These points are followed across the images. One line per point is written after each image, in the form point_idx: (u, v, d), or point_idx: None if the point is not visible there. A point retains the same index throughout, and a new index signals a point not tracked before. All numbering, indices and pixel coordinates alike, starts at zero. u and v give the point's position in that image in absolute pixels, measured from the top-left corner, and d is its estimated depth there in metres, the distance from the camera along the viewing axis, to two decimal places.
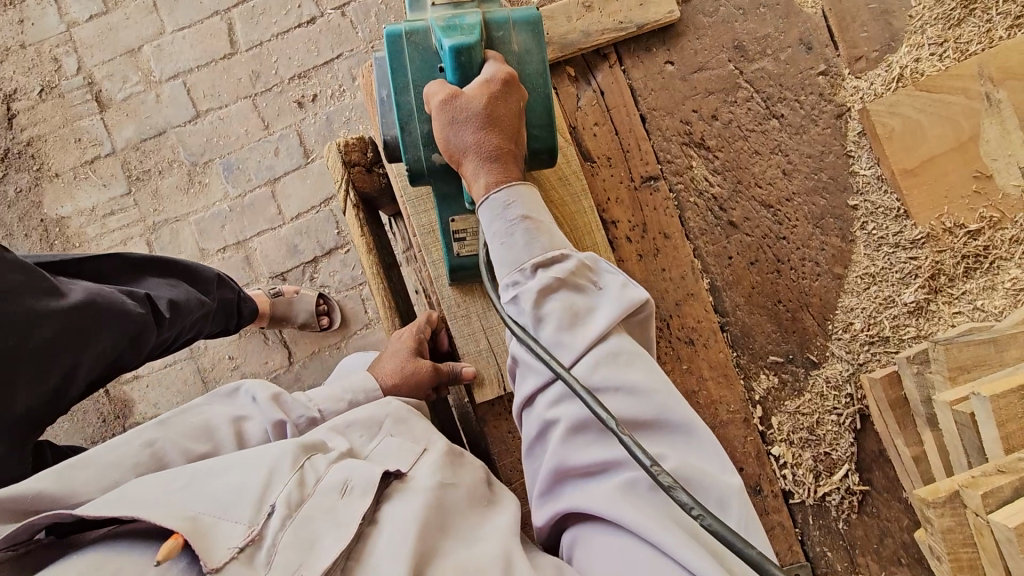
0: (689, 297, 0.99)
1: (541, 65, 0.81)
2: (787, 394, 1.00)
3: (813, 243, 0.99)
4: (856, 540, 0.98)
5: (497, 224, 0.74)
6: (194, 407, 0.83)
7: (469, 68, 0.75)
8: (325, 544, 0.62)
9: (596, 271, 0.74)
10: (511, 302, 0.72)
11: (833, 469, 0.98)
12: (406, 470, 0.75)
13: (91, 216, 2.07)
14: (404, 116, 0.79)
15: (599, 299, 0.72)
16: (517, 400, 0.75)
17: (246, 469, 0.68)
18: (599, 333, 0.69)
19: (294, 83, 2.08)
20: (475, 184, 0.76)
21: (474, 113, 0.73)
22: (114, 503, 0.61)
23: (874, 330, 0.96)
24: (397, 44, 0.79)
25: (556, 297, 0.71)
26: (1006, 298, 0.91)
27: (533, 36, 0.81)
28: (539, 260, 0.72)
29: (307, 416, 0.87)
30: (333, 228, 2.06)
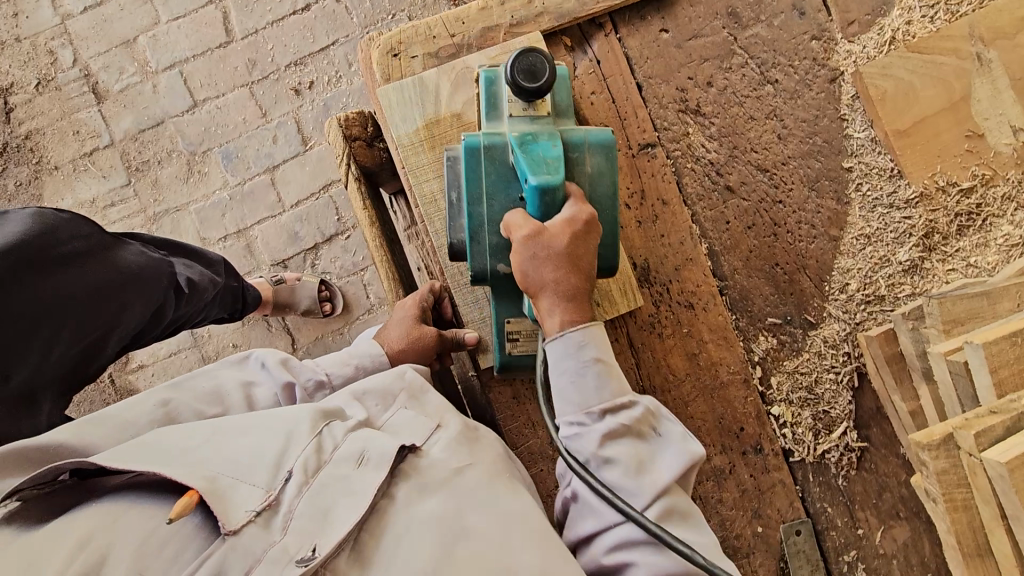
0: (688, 262, 1.00)
1: (612, 187, 0.82)
2: (786, 354, 1.01)
3: (808, 206, 1.01)
4: (855, 496, 1.01)
5: (569, 362, 0.73)
6: (204, 371, 0.85)
7: (551, 205, 0.75)
8: (340, 514, 0.64)
9: (657, 419, 0.75)
10: (573, 439, 0.73)
11: (832, 427, 1.01)
12: (420, 444, 0.77)
13: (92, 208, 2.08)
14: (473, 227, 0.81)
15: (661, 448, 0.73)
16: (575, 537, 0.76)
17: (265, 436, 0.70)
18: (665, 485, 0.70)
19: (290, 70, 2.09)
20: (546, 317, 0.75)
21: (555, 252, 0.73)
22: (132, 457, 0.63)
23: (870, 290, 0.98)
24: (475, 156, 0.80)
25: (622, 442, 0.72)
26: (998, 254, 0.94)
27: (606, 159, 0.82)
28: (607, 404, 0.73)
29: (315, 380, 0.89)
30: (334, 214, 2.08)
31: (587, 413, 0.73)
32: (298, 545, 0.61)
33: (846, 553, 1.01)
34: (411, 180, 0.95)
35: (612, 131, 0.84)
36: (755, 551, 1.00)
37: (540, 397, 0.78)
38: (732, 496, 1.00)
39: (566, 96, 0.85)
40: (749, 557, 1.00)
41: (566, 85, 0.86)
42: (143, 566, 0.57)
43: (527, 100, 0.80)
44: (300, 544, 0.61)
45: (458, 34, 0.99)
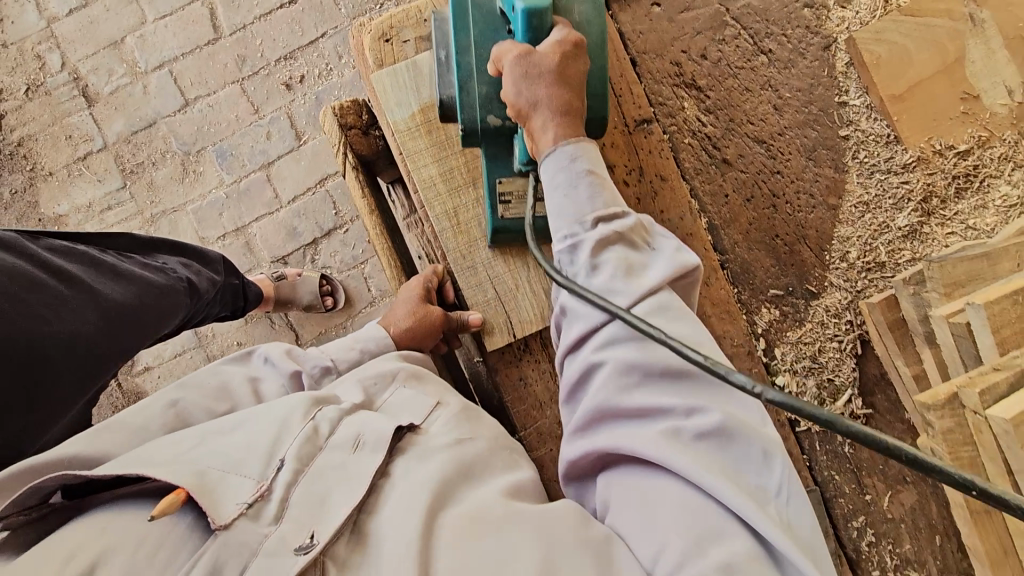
0: (690, 237, 0.99)
1: (601, 36, 0.79)
2: (789, 325, 1.02)
3: (807, 176, 1.01)
4: (862, 462, 1.03)
5: (560, 176, 0.70)
6: (208, 368, 0.85)
7: (540, 29, 0.73)
8: (335, 498, 0.64)
9: (650, 235, 0.71)
10: (564, 251, 0.69)
11: (837, 394, 1.01)
12: (419, 423, 0.77)
13: (89, 212, 2.08)
14: (463, 77, 0.78)
15: (653, 258, 0.69)
16: (561, 351, 0.71)
17: (260, 426, 0.71)
18: (653, 286, 0.65)
19: (280, 65, 2.08)
20: (541, 138, 0.72)
21: (547, 69, 0.71)
22: (130, 462, 0.65)
23: (870, 257, 0.99)
24: (463, 4, 0.78)
25: (613, 250, 0.67)
26: (996, 214, 0.95)
27: (596, 7, 0.79)
28: (598, 212, 0.68)
29: (321, 367, 0.91)
30: (331, 208, 2.08)
31: (578, 223, 0.69)
32: (294, 534, 0.60)
33: (854, 519, 1.03)
34: (409, 165, 0.94)
35: None
36: None
37: (531, 237, 0.74)
38: None
39: None
40: None
41: None
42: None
43: None
44: (298, 533, 0.60)
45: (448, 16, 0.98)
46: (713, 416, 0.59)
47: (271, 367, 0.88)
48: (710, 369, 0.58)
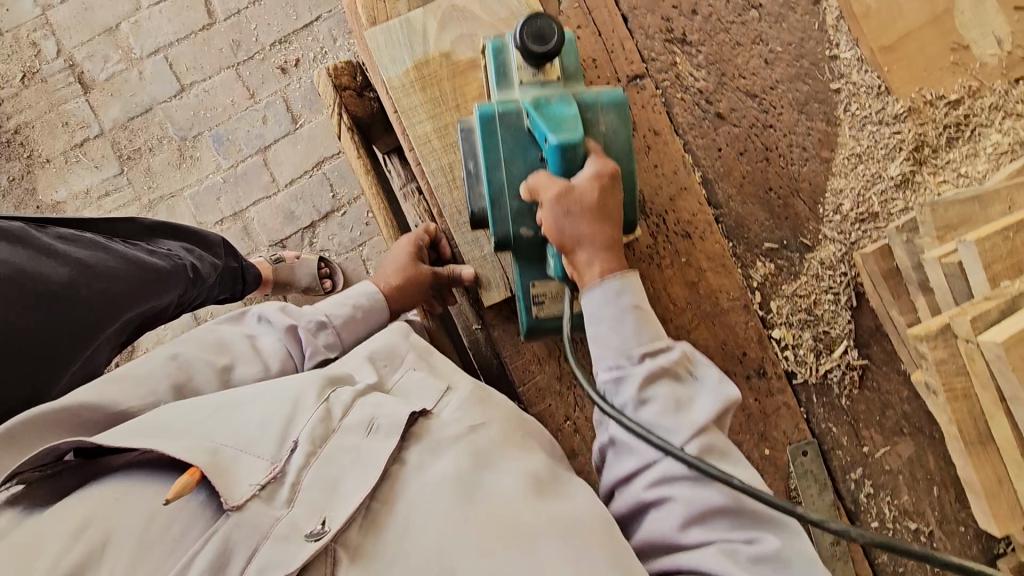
0: (683, 191, 1.01)
1: (628, 144, 0.81)
2: (784, 278, 1.02)
3: (799, 129, 1.01)
4: (859, 414, 1.03)
5: (607, 309, 0.74)
6: (203, 327, 0.86)
7: (574, 162, 0.75)
8: (348, 485, 0.65)
9: (692, 362, 0.76)
10: (610, 383, 0.74)
11: (833, 346, 1.02)
12: (431, 407, 0.77)
13: (87, 198, 2.08)
14: (495, 194, 0.82)
15: (697, 390, 0.73)
16: (610, 477, 0.76)
17: (273, 404, 0.71)
18: (703, 424, 0.70)
19: (275, 49, 2.09)
20: (584, 271, 0.76)
21: (588, 206, 0.73)
22: (145, 433, 0.65)
23: (863, 208, 1.00)
24: (490, 124, 0.80)
25: (659, 385, 0.72)
26: (988, 162, 0.96)
27: (623, 118, 0.81)
28: (645, 349, 0.73)
29: (315, 320, 0.91)
30: (328, 191, 2.08)
31: (625, 356, 0.73)
32: (307, 518, 0.62)
33: (853, 471, 1.03)
34: (404, 122, 0.95)
35: (625, 88, 0.83)
36: (763, 473, 1.01)
37: (568, 344, 0.78)
38: (738, 421, 1.01)
39: (575, 59, 0.84)
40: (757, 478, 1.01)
41: (574, 48, 0.85)
42: (138, 558, 0.57)
43: (535, 63, 0.79)
44: (310, 518, 0.62)
45: None
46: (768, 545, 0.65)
47: (267, 324, 0.89)
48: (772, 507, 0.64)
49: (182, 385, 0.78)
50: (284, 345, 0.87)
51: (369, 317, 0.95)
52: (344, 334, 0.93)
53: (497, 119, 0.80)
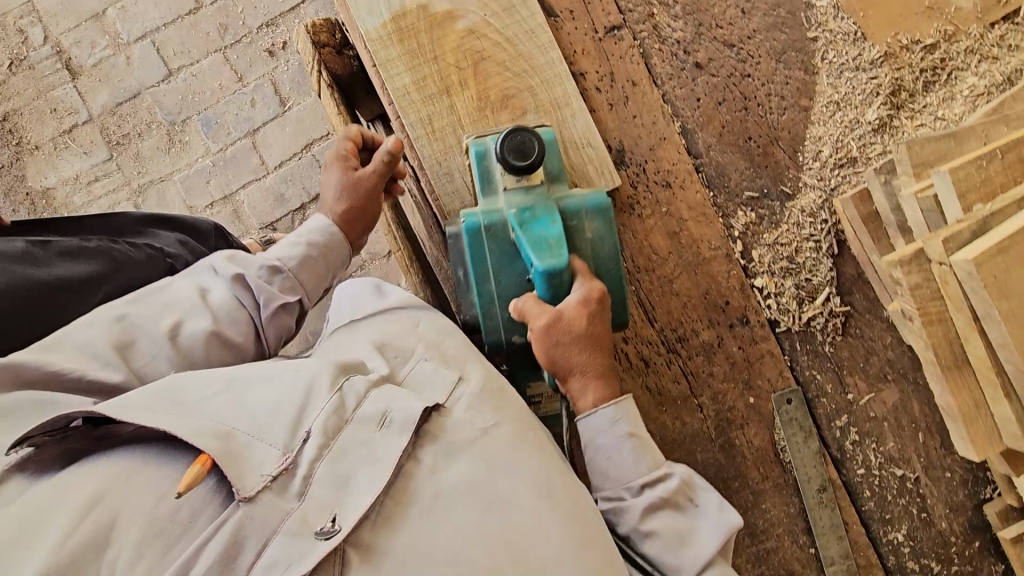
0: (662, 141, 1.01)
1: (613, 250, 0.85)
2: (765, 227, 1.02)
3: (777, 78, 1.02)
4: (844, 362, 1.03)
5: (603, 437, 0.77)
6: (157, 287, 0.83)
7: (561, 287, 0.79)
8: (361, 481, 0.64)
9: (694, 487, 0.77)
10: (611, 512, 0.76)
11: (815, 294, 1.02)
12: (443, 402, 0.74)
13: (76, 184, 2.08)
14: (485, 303, 0.85)
15: (700, 519, 0.74)
16: None
17: (283, 391, 0.69)
18: (704, 562, 0.71)
19: (263, 32, 2.09)
20: (579, 398, 0.80)
21: (576, 334, 0.77)
22: (154, 410, 0.64)
23: (842, 153, 1.00)
24: (477, 236, 0.84)
25: (660, 516, 0.73)
26: (965, 105, 0.97)
27: (606, 220, 0.86)
28: (643, 480, 0.75)
29: (266, 266, 0.88)
30: (317, 172, 2.08)
31: (627, 487, 0.76)
32: (318, 516, 0.61)
33: (838, 419, 1.03)
34: (382, 74, 0.95)
35: (607, 192, 0.87)
36: (749, 422, 1.02)
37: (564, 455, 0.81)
38: (723, 370, 1.02)
39: (558, 161, 0.88)
40: (743, 427, 1.02)
41: (556, 149, 0.89)
42: (146, 546, 0.57)
43: (519, 175, 0.83)
44: (320, 516, 0.61)
45: None
46: None
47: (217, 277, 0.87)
48: None
49: (126, 345, 0.77)
50: (236, 294, 0.85)
51: (326, 256, 0.93)
52: (301, 275, 0.91)
53: (485, 232, 0.84)
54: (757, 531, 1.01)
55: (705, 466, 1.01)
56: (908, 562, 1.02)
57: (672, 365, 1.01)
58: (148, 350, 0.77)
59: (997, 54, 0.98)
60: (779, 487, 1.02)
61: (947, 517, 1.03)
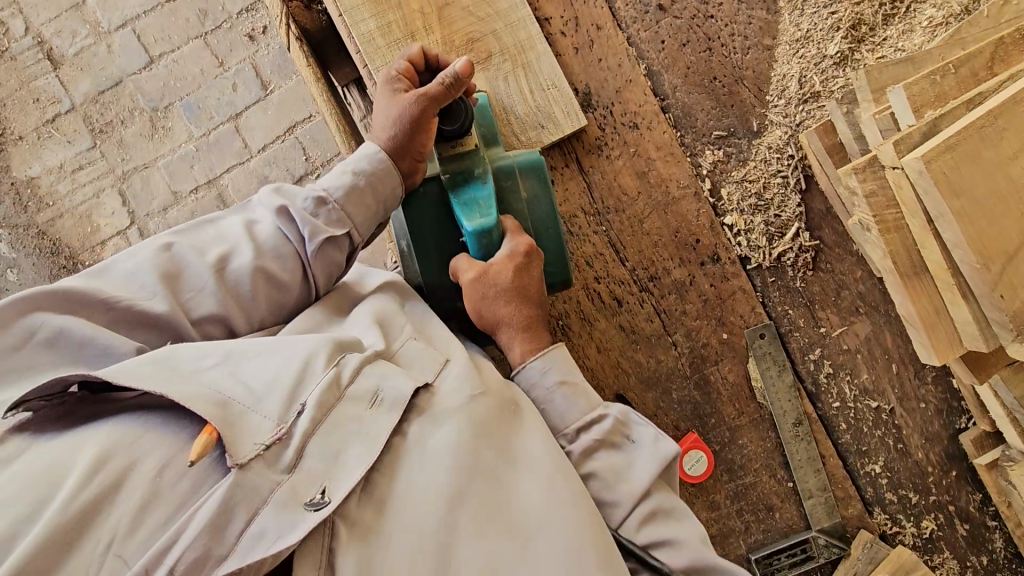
0: (628, 83, 1.03)
1: (549, 207, 0.90)
2: (733, 165, 1.04)
3: (740, 18, 1.03)
4: (815, 296, 1.04)
5: (537, 389, 0.82)
6: (210, 221, 0.83)
7: (491, 244, 0.84)
8: (352, 457, 0.67)
9: (630, 425, 0.80)
10: None
11: (785, 230, 1.03)
12: (432, 380, 0.76)
13: (61, 173, 2.09)
14: (425, 270, 0.90)
15: (637, 453, 0.78)
16: None
17: (278, 365, 0.69)
18: (642, 493, 0.75)
19: (242, 17, 2.10)
20: (510, 350, 0.85)
21: (504, 289, 0.83)
22: (150, 378, 0.63)
23: (805, 89, 1.01)
24: (413, 203, 0.90)
25: (597, 456, 0.78)
26: (924, 35, 0.97)
27: (539, 180, 0.91)
28: (578, 424, 0.79)
29: (313, 197, 0.82)
30: (301, 154, 2.08)
31: (564, 432, 0.80)
32: (307, 488, 0.64)
33: (811, 352, 1.04)
34: (347, 22, 0.97)
35: (540, 151, 0.92)
36: (723, 358, 1.03)
37: None
38: (696, 307, 1.03)
39: (491, 124, 0.92)
40: (717, 363, 1.03)
41: (490, 113, 0.94)
42: (147, 512, 0.58)
43: (449, 142, 0.88)
44: (309, 487, 0.64)
45: None
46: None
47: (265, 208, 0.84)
48: None
49: (173, 277, 0.76)
50: (281, 228, 0.82)
51: (375, 187, 0.84)
52: (350, 208, 0.84)
53: (421, 199, 0.90)
54: (735, 466, 1.03)
55: (681, 403, 1.03)
56: (885, 493, 1.04)
57: (645, 304, 1.03)
58: (195, 282, 0.76)
59: None
60: (755, 422, 1.03)
61: (923, 447, 1.04)
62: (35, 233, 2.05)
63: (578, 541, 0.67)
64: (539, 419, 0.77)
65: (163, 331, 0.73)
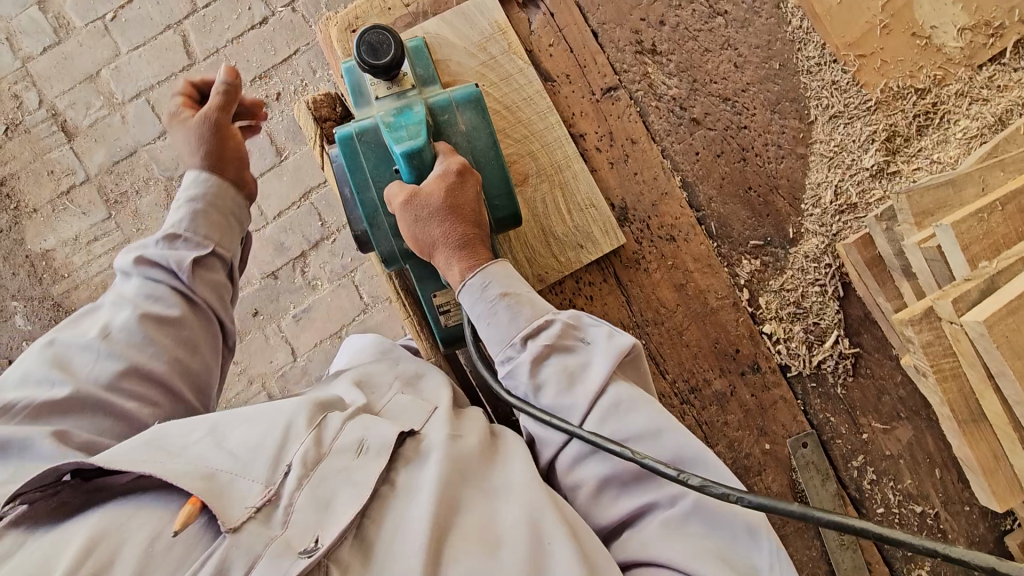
0: (663, 196, 1.03)
1: (489, 137, 0.88)
2: (770, 274, 1.04)
3: (772, 128, 1.04)
4: (856, 402, 1.04)
5: (479, 304, 0.79)
6: (90, 310, 0.84)
7: (422, 168, 0.84)
8: (341, 505, 0.66)
9: (582, 327, 0.79)
10: (509, 375, 0.79)
11: (824, 337, 1.03)
12: (419, 428, 0.78)
13: (76, 245, 2.06)
14: (369, 213, 0.88)
15: (592, 353, 0.77)
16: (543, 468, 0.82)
17: (262, 430, 0.71)
18: (601, 386, 0.75)
19: (256, 85, 2.03)
20: (449, 272, 0.82)
21: (435, 208, 0.80)
22: (141, 459, 0.66)
23: (841, 200, 1.02)
24: (350, 145, 0.87)
25: (550, 361, 0.78)
26: (959, 147, 0.99)
27: (478, 112, 0.89)
28: (526, 331, 0.78)
29: (163, 237, 0.86)
30: (317, 220, 1.98)
31: (512, 344, 0.79)
32: (301, 537, 0.63)
33: (854, 459, 1.04)
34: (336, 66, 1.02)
35: (477, 86, 0.91)
36: (766, 468, 1.02)
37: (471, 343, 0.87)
38: (737, 418, 1.02)
39: (426, 65, 0.94)
40: (761, 474, 1.02)
41: (426, 56, 0.95)
42: None
43: (386, 78, 0.88)
44: (303, 537, 0.63)
45: (411, 3, 1.04)
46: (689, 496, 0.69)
47: (130, 278, 0.85)
48: (677, 480, 0.68)
49: (64, 363, 0.77)
50: (146, 275, 0.84)
51: (215, 203, 0.89)
52: (204, 232, 0.88)
53: (356, 140, 0.87)
54: None
55: None
56: None
57: (686, 417, 1.02)
58: (86, 358, 0.77)
59: (987, 95, 1.00)
60: (800, 530, 1.02)
61: (969, 551, 1.02)
62: (50, 305, 2.03)
63: (554, 543, 0.66)
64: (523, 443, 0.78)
65: (65, 413, 0.73)
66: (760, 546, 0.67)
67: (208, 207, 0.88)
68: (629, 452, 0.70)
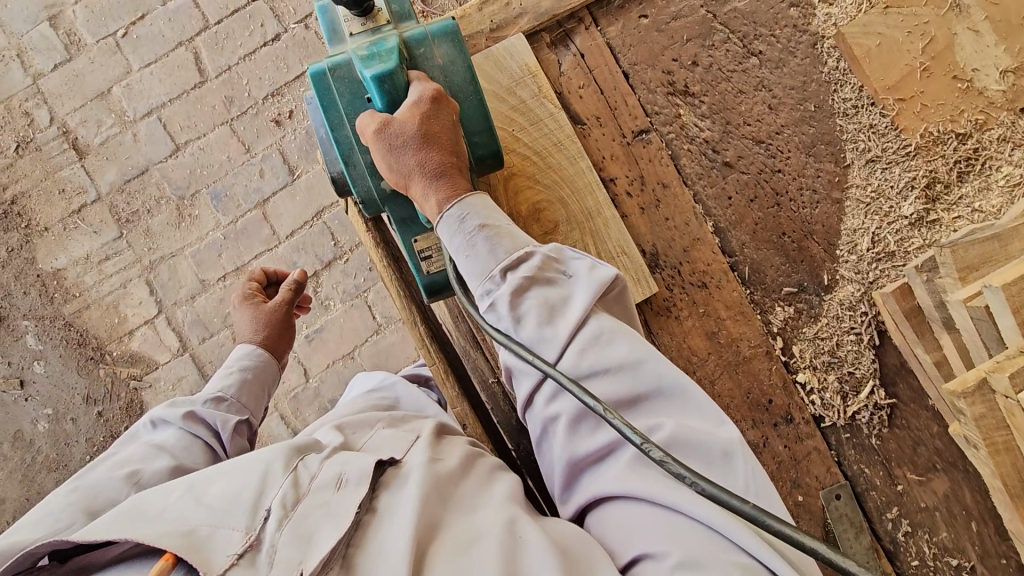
0: (695, 243, 1.00)
1: (466, 71, 0.85)
2: (804, 321, 1.01)
3: (807, 172, 1.01)
4: (891, 453, 1.01)
5: (458, 238, 0.78)
6: (113, 456, 0.85)
7: (394, 93, 0.80)
8: (321, 537, 0.60)
9: (563, 261, 0.77)
10: (488, 309, 0.76)
11: (860, 387, 1.00)
12: (399, 456, 0.75)
13: (87, 264, 2.01)
14: (345, 151, 0.86)
15: (573, 286, 0.75)
16: (518, 403, 0.78)
17: (241, 477, 0.67)
18: (580, 319, 0.72)
19: (267, 103, 2.01)
20: (427, 204, 0.80)
21: (409, 136, 0.78)
22: (118, 529, 0.61)
23: (879, 247, 0.99)
24: (323, 81, 0.84)
25: (530, 294, 0.74)
26: (1001, 195, 0.96)
27: (454, 43, 0.86)
28: (506, 263, 0.76)
29: (210, 399, 0.96)
30: (330, 240, 1.96)
31: (491, 277, 0.76)
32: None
33: (888, 511, 1.00)
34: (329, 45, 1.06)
35: (455, 20, 0.88)
36: (799, 521, 0.99)
37: (456, 286, 0.82)
38: (770, 469, 1.00)
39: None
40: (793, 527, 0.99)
41: None
42: None
43: (359, 12, 0.85)
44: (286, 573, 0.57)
45: None
46: (659, 437, 0.65)
47: (168, 427, 0.90)
48: (641, 448, 0.62)
49: (89, 501, 0.75)
50: (189, 429, 0.90)
51: (259, 377, 1.02)
52: (245, 400, 0.99)
53: (329, 76, 0.84)
54: None
55: None
56: None
57: None
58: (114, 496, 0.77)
59: None
60: None
61: None
62: (61, 325, 2.00)
63: (530, 539, 0.61)
64: (508, 474, 0.77)
65: None
66: (734, 469, 0.64)
67: (254, 380, 1.01)
68: (600, 406, 0.65)
